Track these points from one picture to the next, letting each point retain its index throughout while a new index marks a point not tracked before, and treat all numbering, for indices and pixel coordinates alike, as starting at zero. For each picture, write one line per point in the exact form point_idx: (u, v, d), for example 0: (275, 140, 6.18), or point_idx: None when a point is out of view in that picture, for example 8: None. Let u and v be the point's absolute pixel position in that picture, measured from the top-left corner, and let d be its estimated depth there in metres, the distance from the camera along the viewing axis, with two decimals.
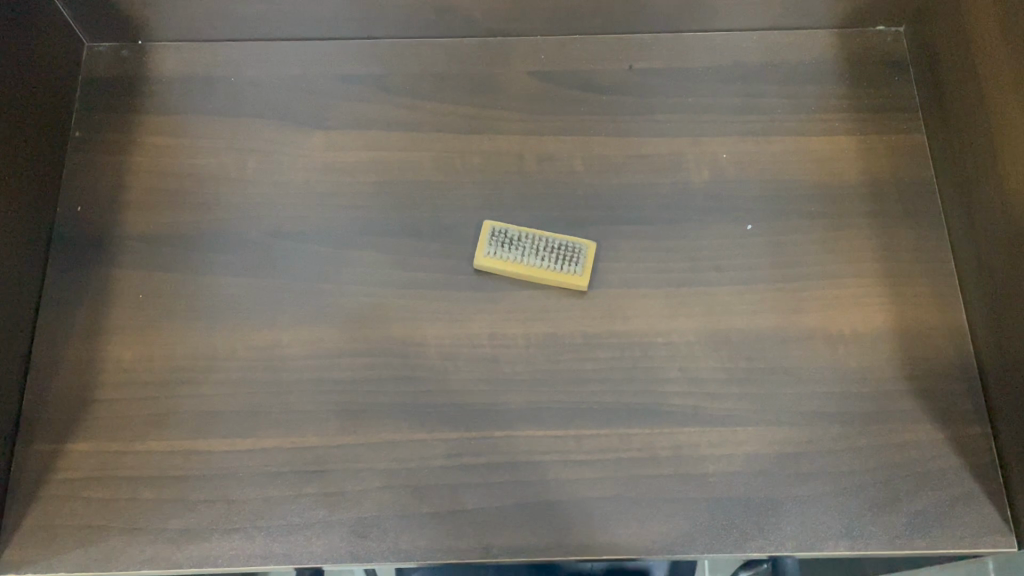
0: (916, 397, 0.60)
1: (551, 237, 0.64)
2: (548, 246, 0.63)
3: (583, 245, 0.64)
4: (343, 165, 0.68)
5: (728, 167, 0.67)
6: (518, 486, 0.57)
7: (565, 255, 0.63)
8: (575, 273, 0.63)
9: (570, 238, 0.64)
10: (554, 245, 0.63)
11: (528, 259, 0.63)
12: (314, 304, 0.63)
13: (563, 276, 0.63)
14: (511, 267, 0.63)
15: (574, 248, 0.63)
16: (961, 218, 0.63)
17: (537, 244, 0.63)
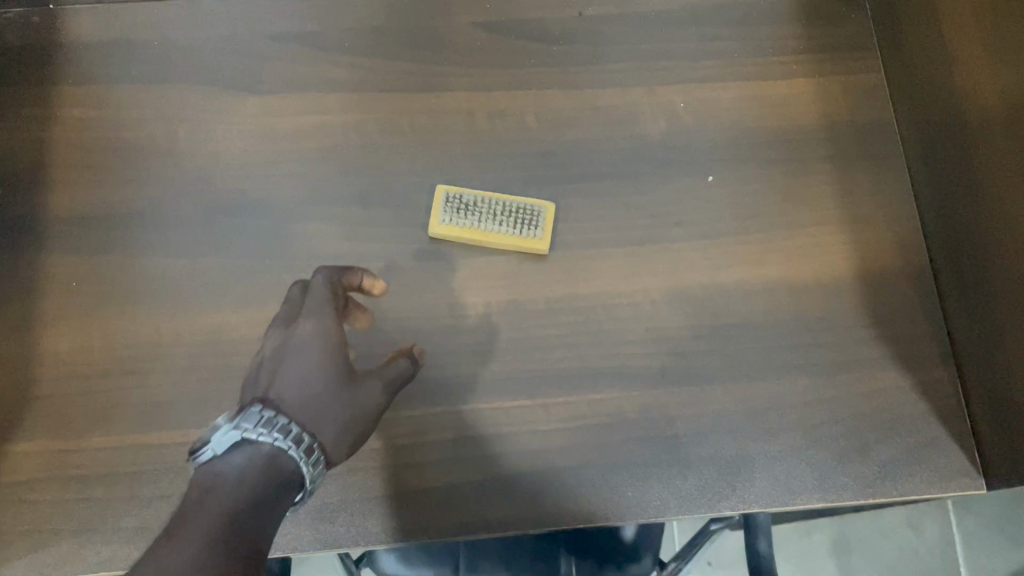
0: (883, 345, 0.59)
1: (508, 200, 0.61)
2: (504, 210, 0.61)
3: (540, 206, 0.61)
4: (283, 132, 0.64)
5: (686, 117, 0.65)
6: (488, 460, 0.56)
7: (524, 218, 0.61)
8: (534, 236, 0.60)
9: (529, 201, 0.61)
10: (512, 208, 0.61)
11: (486, 224, 0.60)
12: (261, 282, 0.60)
13: (521, 239, 0.60)
14: (468, 234, 0.60)
15: (533, 211, 0.61)
16: (923, 159, 0.62)
17: (493, 209, 0.61)
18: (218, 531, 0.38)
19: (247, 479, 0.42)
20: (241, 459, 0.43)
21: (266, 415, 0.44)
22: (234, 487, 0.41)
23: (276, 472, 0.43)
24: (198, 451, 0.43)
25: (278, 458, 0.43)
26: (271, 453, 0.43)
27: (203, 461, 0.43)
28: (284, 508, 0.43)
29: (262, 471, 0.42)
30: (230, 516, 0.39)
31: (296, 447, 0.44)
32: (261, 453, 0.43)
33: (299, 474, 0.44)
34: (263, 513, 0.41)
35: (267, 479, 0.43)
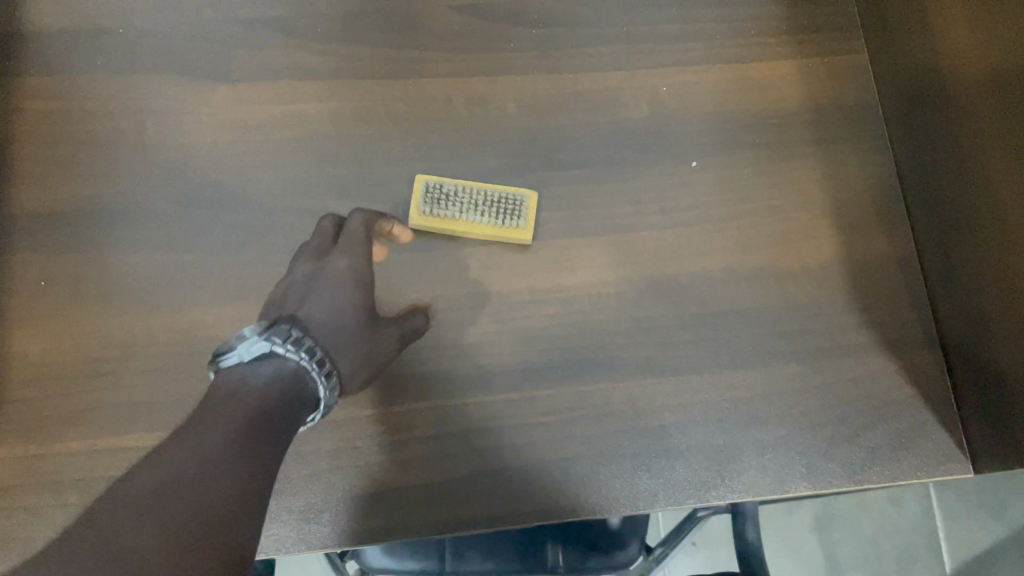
0: (869, 330, 0.59)
1: (490, 190, 0.60)
2: (488, 200, 0.59)
3: (523, 195, 0.60)
4: (255, 122, 0.62)
5: (669, 101, 0.63)
6: (474, 455, 0.55)
7: (505, 208, 0.59)
8: (517, 227, 0.59)
9: (511, 190, 0.60)
10: (493, 198, 0.59)
11: (469, 215, 0.59)
12: (237, 278, 0.59)
13: (503, 230, 0.59)
14: (451, 225, 0.59)
15: (515, 200, 0.60)
16: (907, 140, 0.61)
17: (476, 199, 0.59)
18: (201, 455, 0.39)
19: (252, 404, 0.43)
20: (264, 369, 0.46)
21: (292, 333, 0.48)
22: (234, 407, 0.43)
23: (290, 392, 0.46)
24: (222, 356, 0.46)
25: (299, 375, 0.47)
26: (293, 370, 0.47)
27: (227, 365, 0.46)
28: (287, 439, 0.44)
29: (280, 388, 0.45)
30: (217, 440, 0.40)
31: (316, 370, 0.48)
32: (283, 371, 0.46)
33: (313, 397, 0.48)
34: (253, 437, 0.42)
35: (266, 415, 0.44)
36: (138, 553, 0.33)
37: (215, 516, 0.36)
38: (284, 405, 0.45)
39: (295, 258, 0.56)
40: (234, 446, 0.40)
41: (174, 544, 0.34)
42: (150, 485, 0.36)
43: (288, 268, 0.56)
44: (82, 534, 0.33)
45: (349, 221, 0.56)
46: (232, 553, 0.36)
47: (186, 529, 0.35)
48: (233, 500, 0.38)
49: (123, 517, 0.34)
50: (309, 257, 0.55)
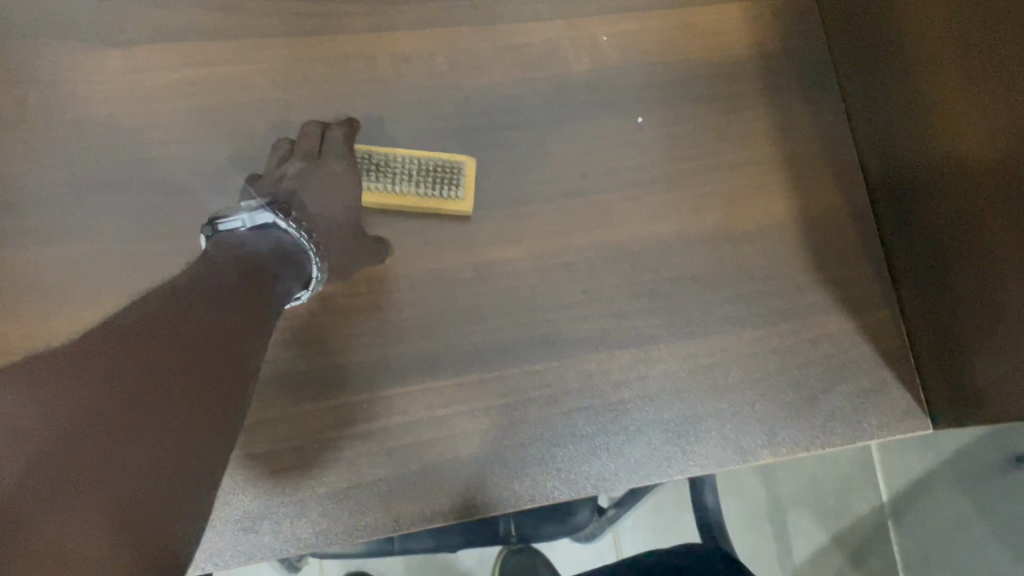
0: (826, 288, 0.57)
1: (426, 158, 0.56)
2: (420, 169, 0.56)
3: (462, 163, 0.56)
4: (157, 91, 0.56)
5: (610, 54, 0.59)
6: (423, 445, 0.52)
7: (443, 176, 0.55)
8: (456, 197, 0.55)
9: (449, 156, 0.56)
10: (430, 166, 0.56)
11: (396, 185, 0.55)
12: (148, 267, 0.53)
13: (441, 200, 0.55)
14: (376, 196, 0.55)
15: (453, 168, 0.56)
16: (859, 84, 0.58)
17: (406, 169, 0.56)
18: (174, 325, 0.35)
19: (260, 263, 0.45)
20: (265, 239, 0.47)
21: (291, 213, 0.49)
22: (231, 275, 0.42)
23: (290, 263, 0.47)
24: (219, 219, 0.47)
25: (297, 253, 0.48)
26: (292, 245, 0.48)
27: (222, 229, 0.47)
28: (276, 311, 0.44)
29: (280, 256, 0.47)
30: (194, 312, 0.37)
31: (313, 250, 0.49)
32: (279, 245, 0.47)
33: (307, 276, 0.49)
34: (222, 320, 0.38)
35: (268, 276, 0.45)
36: (101, 409, 0.29)
37: (183, 397, 0.32)
38: (256, 300, 0.42)
39: (275, 155, 0.55)
40: (204, 324, 0.36)
41: (137, 409, 0.30)
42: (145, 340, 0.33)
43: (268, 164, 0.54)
44: (47, 366, 0.29)
45: (332, 131, 0.55)
46: (189, 437, 0.32)
47: (156, 394, 0.31)
48: (199, 383, 0.34)
49: (92, 361, 0.30)
50: (302, 155, 0.54)
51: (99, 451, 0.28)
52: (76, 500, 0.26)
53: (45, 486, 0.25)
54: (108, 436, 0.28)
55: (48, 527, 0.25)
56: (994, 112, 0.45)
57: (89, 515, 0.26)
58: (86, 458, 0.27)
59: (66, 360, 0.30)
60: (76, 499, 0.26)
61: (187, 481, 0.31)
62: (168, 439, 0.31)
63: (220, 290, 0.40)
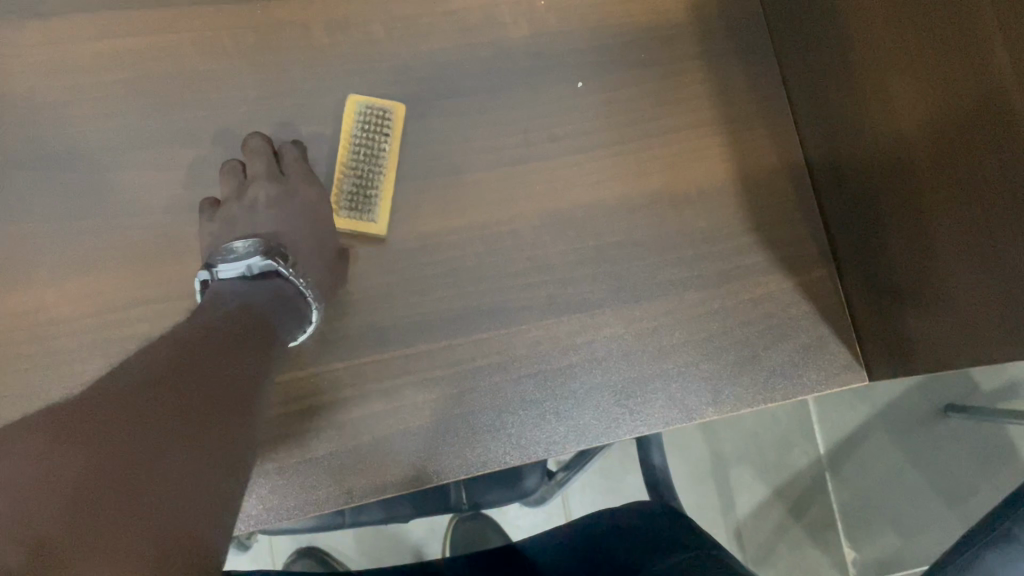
0: (764, 249, 0.58)
1: (346, 135, 0.56)
2: (360, 146, 0.56)
3: (361, 101, 0.55)
4: (80, 63, 0.53)
5: (549, 18, 0.58)
6: (373, 418, 0.52)
7: (367, 123, 0.55)
8: (392, 116, 0.56)
9: (348, 116, 0.56)
10: (355, 130, 0.56)
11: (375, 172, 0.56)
12: (80, 249, 0.52)
13: (392, 130, 0.56)
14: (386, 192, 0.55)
15: (361, 112, 0.55)
16: (792, 45, 0.58)
17: (359, 159, 0.56)
18: (175, 373, 0.36)
19: (263, 308, 0.47)
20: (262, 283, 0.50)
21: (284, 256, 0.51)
22: (236, 316, 0.45)
23: (288, 304, 0.49)
24: (220, 262, 0.49)
25: (296, 297, 0.50)
26: (293, 291, 0.50)
27: (223, 275, 0.49)
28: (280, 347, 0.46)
29: (281, 301, 0.49)
30: (198, 357, 0.39)
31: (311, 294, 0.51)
32: (280, 292, 0.50)
33: (305, 316, 0.51)
34: (227, 364, 0.40)
35: (273, 321, 0.47)
36: (119, 459, 0.30)
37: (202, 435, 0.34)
38: (258, 341, 0.44)
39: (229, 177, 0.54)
40: (206, 372, 0.38)
41: (147, 456, 0.31)
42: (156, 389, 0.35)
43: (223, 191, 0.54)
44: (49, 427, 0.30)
45: (287, 152, 0.55)
46: (210, 476, 0.33)
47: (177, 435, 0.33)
48: (215, 422, 0.36)
49: (100, 417, 0.32)
50: (272, 179, 0.55)
51: (119, 494, 0.29)
52: (103, 536, 0.27)
53: (80, 526, 0.27)
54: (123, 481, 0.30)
55: (84, 559, 0.26)
56: (925, 97, 0.47)
57: (123, 547, 0.27)
58: (121, 498, 0.29)
59: (80, 416, 0.31)
60: (107, 535, 0.27)
61: (219, 513, 0.33)
62: (184, 477, 0.32)
63: (217, 335, 0.41)
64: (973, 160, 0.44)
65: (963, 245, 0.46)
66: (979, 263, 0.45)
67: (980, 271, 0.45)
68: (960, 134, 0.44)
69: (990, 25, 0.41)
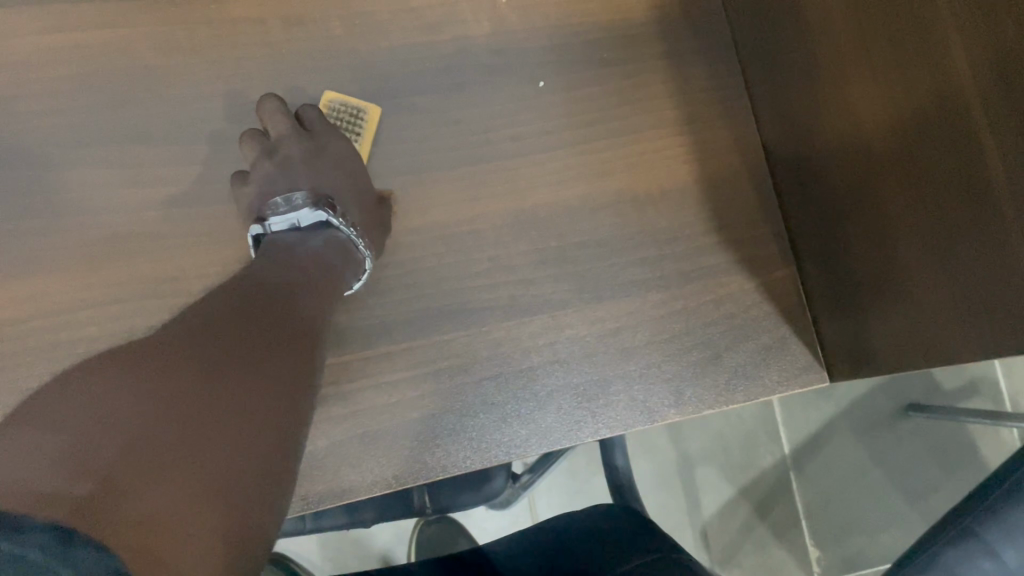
0: (727, 249, 0.58)
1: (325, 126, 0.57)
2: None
3: (333, 98, 0.56)
4: (25, 58, 0.52)
5: (510, 17, 0.58)
6: (331, 422, 0.51)
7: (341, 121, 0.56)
8: (366, 117, 0.56)
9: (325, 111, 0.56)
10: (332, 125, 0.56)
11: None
12: (26, 249, 0.51)
13: (367, 130, 0.56)
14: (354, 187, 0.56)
15: (336, 109, 0.56)
16: (754, 46, 0.58)
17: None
18: (230, 326, 0.39)
19: (319, 262, 0.49)
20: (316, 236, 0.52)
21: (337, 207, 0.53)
22: (291, 270, 0.47)
23: (339, 251, 0.51)
24: (272, 215, 0.51)
25: (346, 245, 0.52)
26: (343, 240, 0.52)
27: (278, 229, 0.51)
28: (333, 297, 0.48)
29: (333, 252, 0.51)
30: (253, 312, 0.41)
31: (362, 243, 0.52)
32: (331, 242, 0.51)
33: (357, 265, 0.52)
34: (280, 319, 0.42)
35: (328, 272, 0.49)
36: (173, 404, 0.33)
37: (255, 383, 0.37)
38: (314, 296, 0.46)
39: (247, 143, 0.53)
40: (259, 327, 0.40)
41: (200, 407, 0.34)
42: (214, 339, 0.38)
43: (246, 157, 0.54)
44: (114, 371, 0.33)
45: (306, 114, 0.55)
46: (261, 421, 0.36)
47: (230, 383, 0.36)
48: (269, 373, 0.38)
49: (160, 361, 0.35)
50: (298, 136, 0.55)
51: (170, 444, 0.32)
52: (163, 475, 0.30)
53: (135, 463, 0.30)
54: (179, 432, 0.32)
55: (128, 505, 0.29)
56: (883, 101, 0.47)
57: (167, 499, 0.30)
58: (172, 440, 0.32)
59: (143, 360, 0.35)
60: (156, 474, 0.30)
61: (270, 456, 0.35)
62: (236, 431, 0.34)
63: (272, 290, 0.44)
64: (930, 163, 0.44)
65: (920, 247, 0.46)
66: (935, 265, 0.45)
67: (936, 271, 0.45)
68: (913, 134, 0.45)
69: (947, 28, 0.41)
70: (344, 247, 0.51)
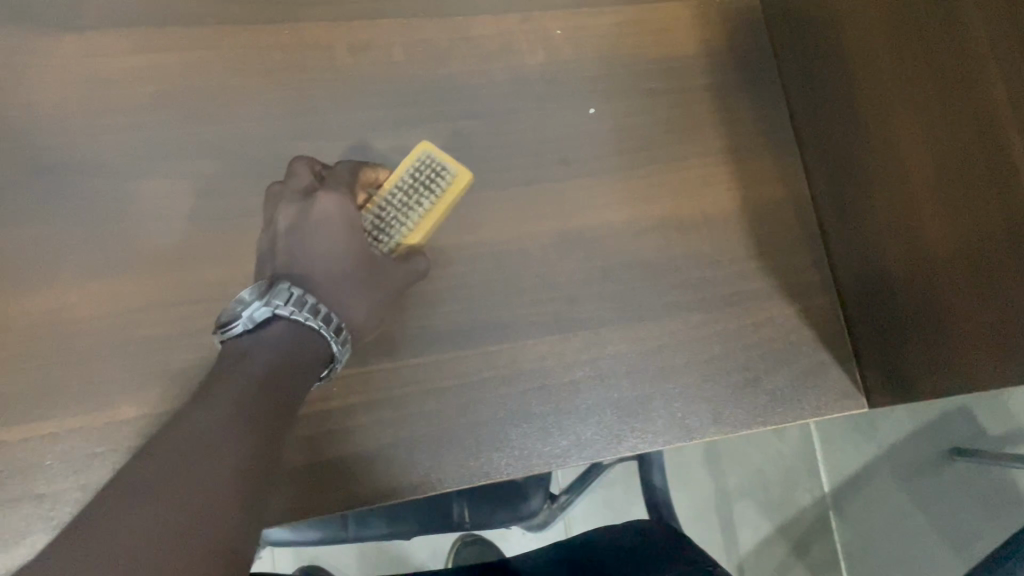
0: (768, 275, 0.59)
1: (399, 170, 0.54)
2: (403, 190, 0.54)
3: (427, 150, 0.55)
4: (112, 76, 0.56)
5: (563, 48, 0.61)
6: (380, 426, 0.53)
7: (427, 172, 0.54)
8: (451, 177, 0.55)
9: (412, 156, 0.55)
10: (412, 171, 0.54)
11: (403, 219, 0.53)
12: (102, 252, 0.54)
13: (446, 188, 0.54)
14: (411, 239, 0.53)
15: (427, 159, 0.55)
16: (800, 82, 0.60)
17: (394, 200, 0.53)
18: (195, 436, 0.37)
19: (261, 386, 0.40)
20: (270, 334, 0.44)
21: (295, 293, 0.45)
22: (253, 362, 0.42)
23: (303, 357, 0.44)
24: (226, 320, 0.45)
25: (310, 339, 0.45)
26: (304, 334, 0.45)
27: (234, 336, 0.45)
28: (291, 394, 0.43)
29: (288, 354, 0.44)
30: (220, 407, 0.39)
31: (325, 329, 0.45)
32: (286, 339, 0.44)
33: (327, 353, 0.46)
34: (249, 408, 0.39)
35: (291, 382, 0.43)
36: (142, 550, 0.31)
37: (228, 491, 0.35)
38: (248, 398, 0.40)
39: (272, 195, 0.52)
40: (227, 424, 0.38)
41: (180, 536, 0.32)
42: (184, 456, 0.35)
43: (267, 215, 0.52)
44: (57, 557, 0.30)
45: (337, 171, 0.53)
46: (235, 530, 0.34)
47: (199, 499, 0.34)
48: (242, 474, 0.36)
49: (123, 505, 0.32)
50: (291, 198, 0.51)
51: None
52: None
53: None
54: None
55: None
56: (924, 133, 0.48)
57: None
58: None
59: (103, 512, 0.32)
60: None
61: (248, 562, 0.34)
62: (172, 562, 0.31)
63: (240, 380, 0.41)
64: (973, 192, 0.45)
65: (964, 278, 0.47)
66: (974, 293, 0.47)
67: (980, 301, 0.46)
68: (958, 169, 0.46)
69: (990, 66, 0.43)
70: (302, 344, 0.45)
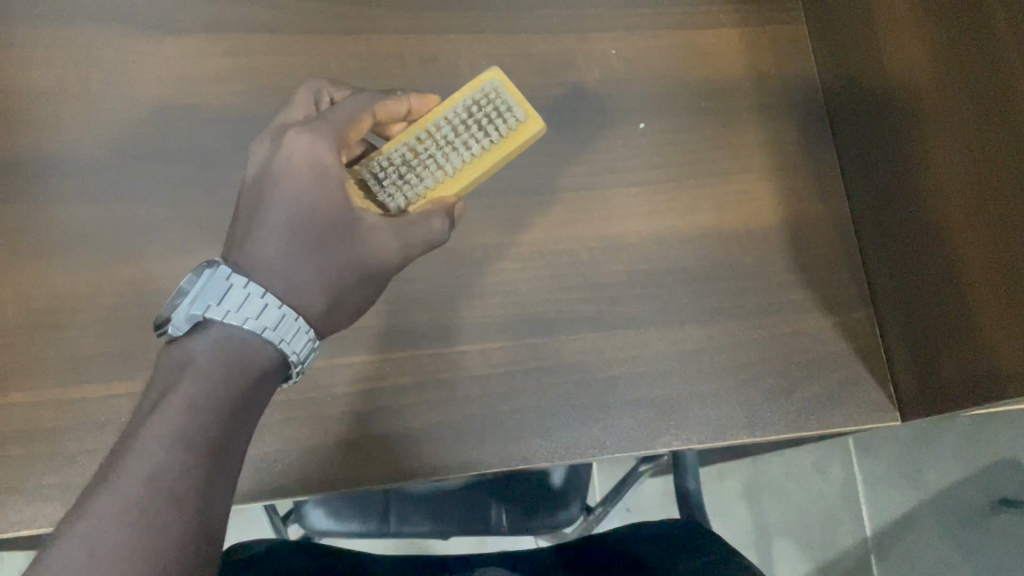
0: (806, 287, 0.61)
1: (460, 106, 0.53)
2: (455, 131, 0.53)
3: (494, 83, 0.54)
4: (203, 76, 0.61)
5: (618, 67, 0.65)
6: (427, 406, 0.57)
7: (488, 109, 0.53)
8: (515, 119, 0.53)
9: (477, 91, 0.54)
10: (471, 109, 0.53)
11: (443, 164, 0.52)
12: (183, 232, 0.59)
13: (506, 132, 0.53)
14: (445, 188, 0.52)
15: (491, 96, 0.53)
16: (845, 114, 0.63)
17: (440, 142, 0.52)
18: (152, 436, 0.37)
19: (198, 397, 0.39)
20: (212, 334, 0.42)
21: (228, 290, 0.42)
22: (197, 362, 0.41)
23: (248, 363, 0.42)
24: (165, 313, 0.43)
25: (252, 344, 0.42)
26: (245, 337, 0.42)
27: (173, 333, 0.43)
28: (230, 400, 0.40)
29: (223, 361, 0.41)
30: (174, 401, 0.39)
31: (268, 331, 0.42)
32: (227, 342, 0.42)
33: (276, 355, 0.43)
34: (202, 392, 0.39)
35: (242, 402, 0.40)
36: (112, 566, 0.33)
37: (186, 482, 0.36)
38: (185, 437, 0.37)
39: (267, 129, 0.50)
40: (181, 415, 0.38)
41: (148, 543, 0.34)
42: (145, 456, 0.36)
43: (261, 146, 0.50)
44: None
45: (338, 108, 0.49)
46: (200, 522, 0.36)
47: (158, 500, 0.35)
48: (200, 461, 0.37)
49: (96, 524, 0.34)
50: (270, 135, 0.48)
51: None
52: None
53: None
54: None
55: None
56: (959, 165, 0.51)
57: None
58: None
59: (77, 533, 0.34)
60: None
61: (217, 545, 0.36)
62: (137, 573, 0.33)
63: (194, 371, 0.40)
64: (1005, 213, 0.48)
65: (1001, 306, 0.49)
66: (1010, 320, 0.48)
67: (1017, 328, 0.48)
68: (994, 203, 0.49)
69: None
70: (242, 349, 0.42)
